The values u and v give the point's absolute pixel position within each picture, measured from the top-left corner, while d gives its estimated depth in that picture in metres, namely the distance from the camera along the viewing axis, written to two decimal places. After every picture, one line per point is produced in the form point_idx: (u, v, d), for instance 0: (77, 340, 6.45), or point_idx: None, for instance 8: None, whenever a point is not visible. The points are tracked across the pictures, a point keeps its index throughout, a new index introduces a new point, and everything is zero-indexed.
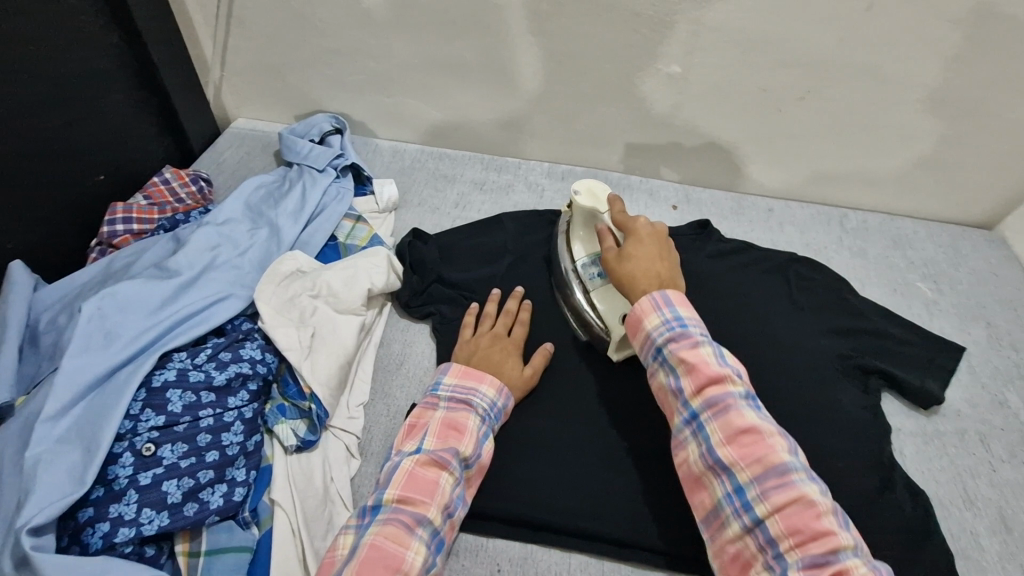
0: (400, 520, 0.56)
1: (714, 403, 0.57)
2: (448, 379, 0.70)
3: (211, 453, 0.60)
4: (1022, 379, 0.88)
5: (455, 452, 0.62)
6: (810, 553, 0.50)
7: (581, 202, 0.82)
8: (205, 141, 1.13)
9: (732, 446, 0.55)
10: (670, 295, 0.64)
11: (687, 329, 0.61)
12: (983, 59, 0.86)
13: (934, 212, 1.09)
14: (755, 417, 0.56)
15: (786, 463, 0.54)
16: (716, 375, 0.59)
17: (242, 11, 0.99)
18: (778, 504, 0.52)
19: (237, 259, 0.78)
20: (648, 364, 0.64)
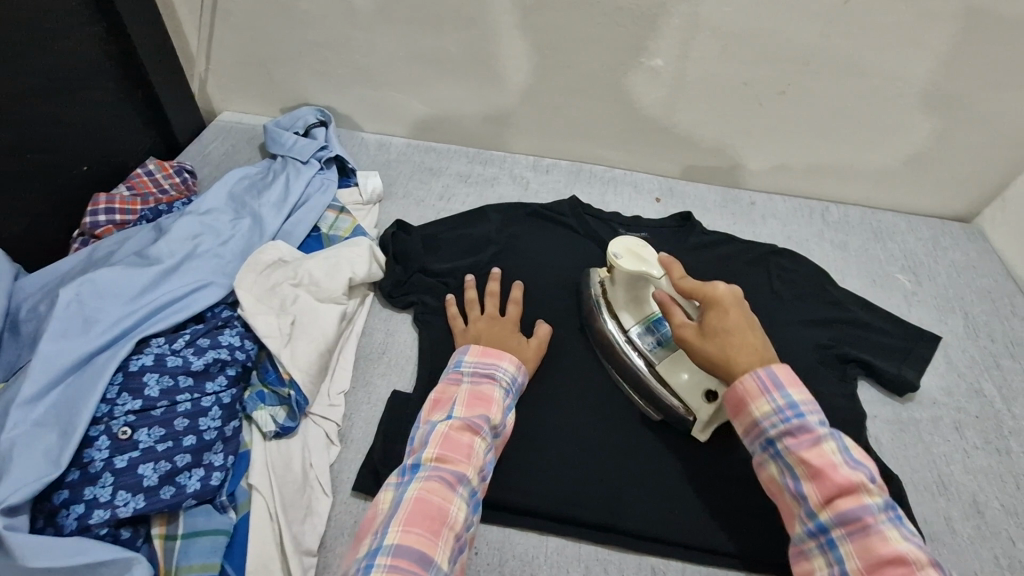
0: (441, 476, 0.56)
1: (816, 472, 0.55)
2: (469, 356, 0.70)
3: (188, 437, 0.61)
4: (998, 370, 0.89)
5: (486, 419, 0.63)
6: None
7: (623, 265, 0.73)
8: (190, 134, 1.13)
9: (833, 513, 0.54)
10: (778, 375, 0.60)
11: (801, 417, 0.58)
12: (960, 53, 0.87)
13: (916, 205, 1.10)
14: (860, 483, 0.54)
15: (896, 538, 0.52)
16: (818, 443, 0.56)
17: (229, 6, 1.00)
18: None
19: (218, 248, 0.78)
20: (752, 445, 0.61)
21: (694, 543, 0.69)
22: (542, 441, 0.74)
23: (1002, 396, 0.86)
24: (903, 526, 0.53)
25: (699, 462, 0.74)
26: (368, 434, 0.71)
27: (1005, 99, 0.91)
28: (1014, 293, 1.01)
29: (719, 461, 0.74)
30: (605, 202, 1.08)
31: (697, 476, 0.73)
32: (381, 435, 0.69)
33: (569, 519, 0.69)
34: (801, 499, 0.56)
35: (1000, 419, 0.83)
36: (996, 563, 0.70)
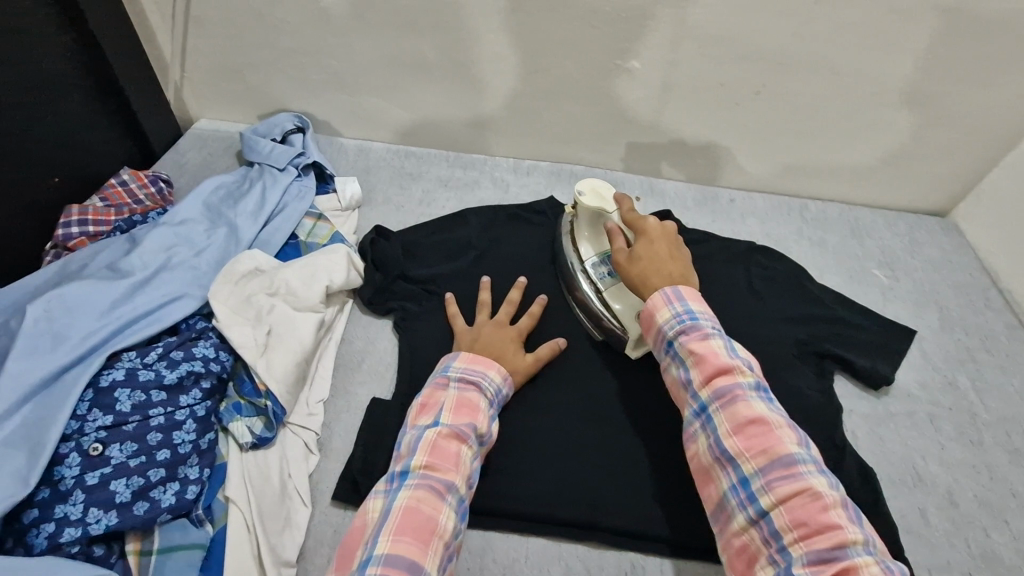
0: (430, 485, 0.56)
1: (699, 359, 0.61)
2: (457, 362, 0.69)
3: (162, 451, 0.60)
4: (973, 363, 0.90)
5: (473, 427, 0.62)
6: (774, 475, 0.53)
7: (586, 202, 0.82)
8: (166, 142, 1.12)
9: (710, 391, 0.59)
10: (681, 290, 0.66)
11: (694, 319, 0.63)
12: (930, 52, 0.89)
13: (893, 200, 1.12)
14: (737, 366, 0.60)
15: (763, 408, 0.57)
16: (704, 337, 0.62)
17: (202, 13, 0.99)
18: (747, 434, 0.55)
19: (192, 258, 0.78)
20: (655, 349, 0.66)
21: (673, 541, 0.69)
22: (522, 443, 0.74)
23: (977, 388, 0.87)
24: (770, 402, 0.58)
25: (677, 461, 0.75)
26: (347, 442, 0.70)
27: (975, 96, 0.93)
28: (987, 287, 1.02)
29: None
30: None
31: (676, 475, 0.73)
32: (359, 444, 0.69)
33: (549, 521, 0.70)
34: (688, 384, 0.62)
35: (974, 412, 0.84)
36: (969, 554, 0.71)
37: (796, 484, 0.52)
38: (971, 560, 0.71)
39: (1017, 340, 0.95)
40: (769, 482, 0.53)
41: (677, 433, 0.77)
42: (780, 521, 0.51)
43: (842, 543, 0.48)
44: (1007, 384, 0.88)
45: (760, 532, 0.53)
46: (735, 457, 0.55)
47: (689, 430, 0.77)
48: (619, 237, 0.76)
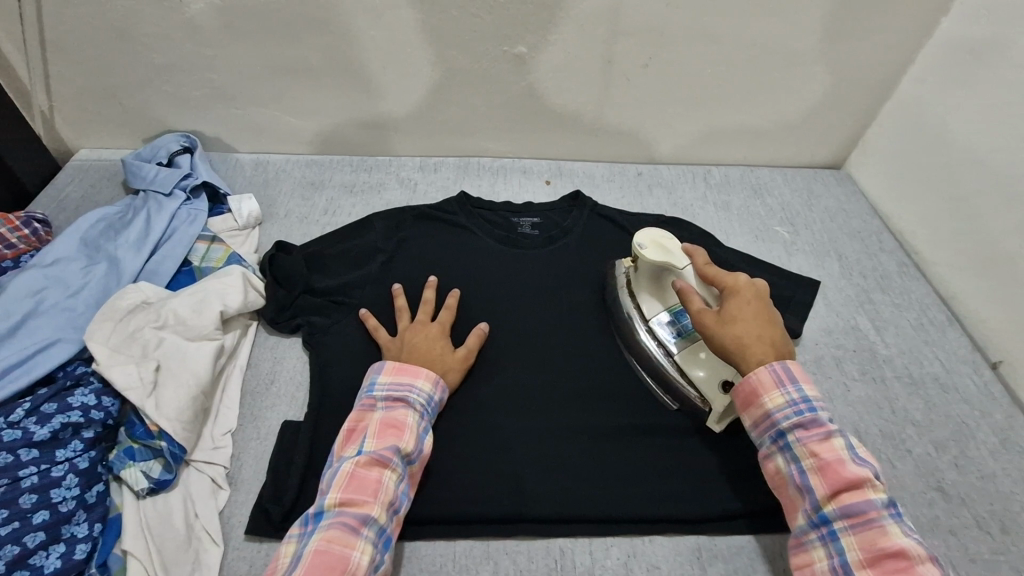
0: (343, 522, 0.55)
1: (821, 465, 0.59)
2: (382, 378, 0.67)
3: (40, 513, 0.57)
4: (871, 305, 0.95)
5: (396, 449, 0.61)
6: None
7: (650, 256, 0.77)
8: (42, 179, 1.05)
9: (837, 505, 0.58)
10: (792, 369, 0.64)
11: (814, 412, 0.61)
12: (799, 12, 0.92)
13: (791, 157, 1.16)
14: (867, 480, 0.58)
15: (899, 532, 0.56)
16: (827, 437, 0.60)
17: (56, 36, 0.91)
18: (882, 566, 0.55)
19: (66, 302, 0.74)
20: (759, 437, 0.64)
21: (599, 517, 0.71)
22: (444, 442, 0.74)
23: (876, 328, 0.92)
24: (903, 522, 0.57)
25: (599, 438, 0.75)
26: (259, 471, 0.68)
27: (844, 52, 0.98)
28: (880, 230, 1.08)
29: (618, 431, 0.76)
30: (495, 193, 1.08)
31: (597, 451, 0.74)
32: (271, 472, 0.66)
33: (475, 519, 0.69)
34: (805, 489, 0.60)
35: (875, 350, 0.89)
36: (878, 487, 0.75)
37: None
38: None
39: (909, 277, 1.01)
40: None
41: (599, 410, 0.77)
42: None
43: None
44: (903, 320, 0.94)
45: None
46: None
47: (610, 405, 0.78)
48: (695, 297, 0.72)
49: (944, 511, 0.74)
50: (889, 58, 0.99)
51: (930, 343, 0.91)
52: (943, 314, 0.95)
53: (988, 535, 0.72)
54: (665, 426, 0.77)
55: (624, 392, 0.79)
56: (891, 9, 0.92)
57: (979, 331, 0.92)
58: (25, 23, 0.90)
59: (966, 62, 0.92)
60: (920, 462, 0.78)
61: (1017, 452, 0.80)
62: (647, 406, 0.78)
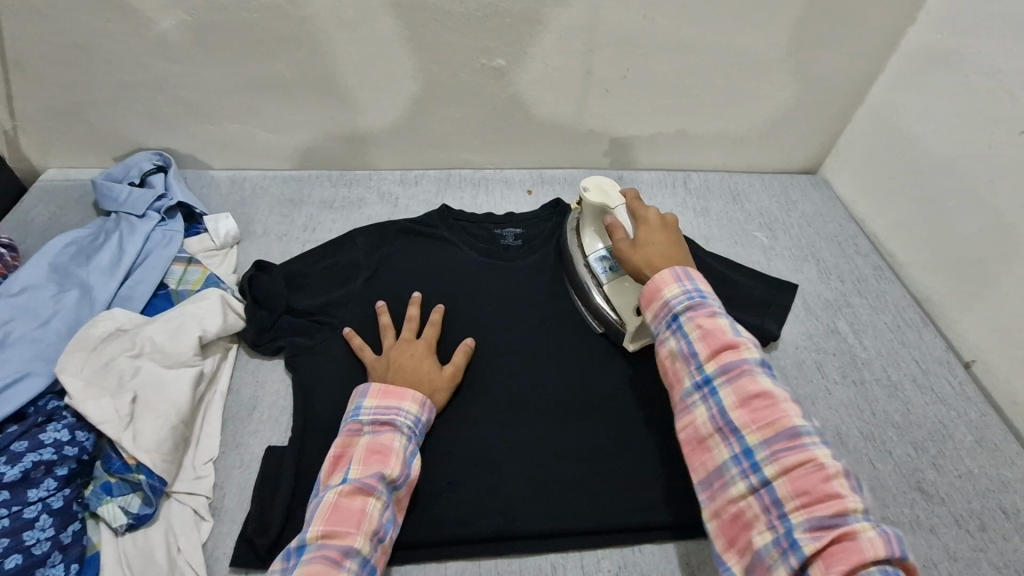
0: (325, 555, 0.54)
1: (706, 333, 0.60)
2: (367, 402, 0.66)
3: (12, 557, 0.55)
4: (849, 307, 0.97)
5: (381, 476, 0.60)
6: (778, 446, 0.53)
7: (590, 198, 0.83)
8: (8, 201, 1.01)
9: (742, 408, 0.56)
10: (689, 271, 0.65)
11: (703, 296, 0.62)
12: (771, 22, 0.94)
13: (767, 163, 1.18)
14: (744, 344, 0.59)
15: (768, 381, 0.57)
16: (713, 316, 0.61)
17: (19, 55, 0.89)
18: (753, 408, 0.55)
19: (36, 331, 0.71)
20: (656, 325, 0.64)
21: (590, 530, 0.70)
22: (432, 460, 0.73)
23: (854, 330, 0.94)
24: (812, 425, 0.55)
25: (589, 453, 0.75)
26: (242, 500, 0.66)
27: (816, 60, 1.00)
28: (855, 233, 1.10)
29: (606, 442, 0.76)
30: (477, 205, 1.07)
31: (586, 464, 0.74)
32: (255, 501, 0.65)
33: (464, 539, 0.69)
34: (711, 397, 0.58)
35: (854, 353, 0.91)
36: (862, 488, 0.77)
37: (839, 529, 0.48)
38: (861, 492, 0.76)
39: (885, 279, 1.03)
40: (813, 525, 0.49)
41: (586, 423, 0.77)
42: (782, 488, 0.52)
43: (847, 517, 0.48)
44: (880, 322, 0.96)
45: (760, 501, 0.53)
46: (779, 497, 0.52)
47: (596, 416, 0.78)
48: (620, 230, 0.76)
49: (924, 510, 0.75)
50: (859, 65, 1.01)
51: (906, 344, 0.93)
52: (918, 315, 0.98)
53: (967, 533, 0.74)
54: (653, 436, 0.77)
55: (611, 403, 0.79)
56: (860, 19, 0.95)
57: (953, 331, 0.95)
58: None
59: (933, 71, 0.94)
60: (900, 463, 0.79)
61: (992, 450, 0.82)
62: (634, 417, 0.78)
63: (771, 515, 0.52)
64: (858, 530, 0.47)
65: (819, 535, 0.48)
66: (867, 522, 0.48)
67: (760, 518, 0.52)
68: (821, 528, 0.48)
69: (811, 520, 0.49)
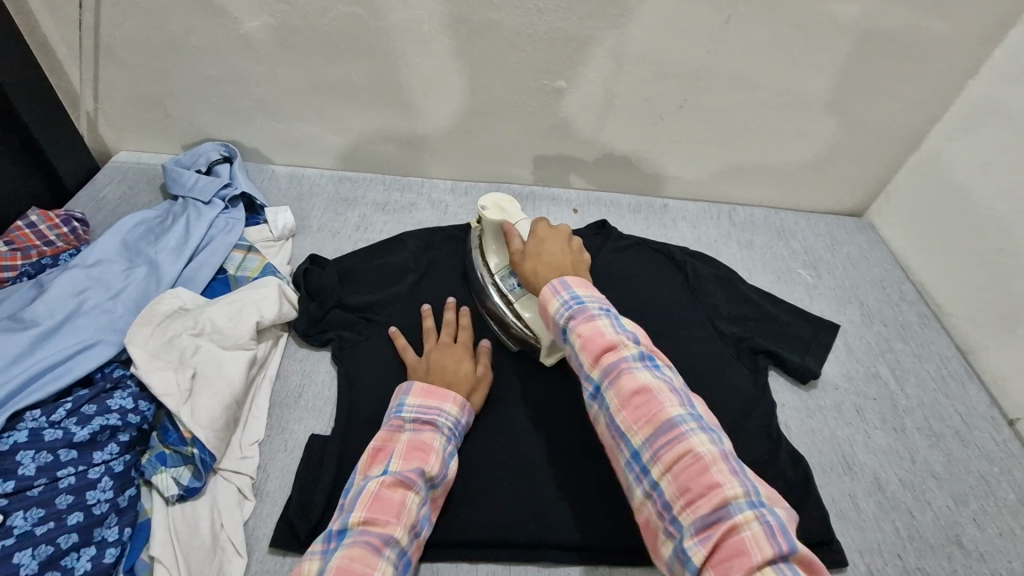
0: (366, 541, 0.54)
1: (585, 340, 0.59)
2: (410, 399, 0.68)
3: (74, 514, 0.57)
4: (891, 353, 0.96)
5: (421, 472, 0.61)
6: (660, 444, 0.53)
7: (488, 216, 0.81)
8: (82, 178, 1.07)
9: (625, 410, 0.55)
10: (570, 279, 0.64)
11: (581, 302, 0.62)
12: (833, 65, 0.95)
13: (815, 203, 1.18)
14: (622, 341, 0.58)
15: (647, 376, 0.56)
16: (593, 320, 0.60)
17: (112, 43, 0.94)
18: (635, 406, 0.55)
19: (107, 302, 0.75)
20: (557, 339, 0.64)
21: (621, 548, 0.70)
22: (468, 462, 0.74)
23: (897, 377, 0.93)
24: (694, 414, 0.54)
25: None
26: (285, 483, 0.68)
27: (873, 105, 1.01)
28: (901, 279, 1.10)
29: None
30: None
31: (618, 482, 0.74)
32: (298, 486, 0.67)
33: (495, 542, 0.69)
34: (602, 406, 0.58)
35: (895, 400, 0.89)
36: (900, 535, 0.75)
37: (719, 524, 0.47)
38: (898, 539, 0.75)
39: (929, 328, 1.02)
40: (696, 523, 0.48)
41: None
42: (669, 489, 0.51)
43: (723, 505, 0.48)
44: (923, 371, 0.94)
45: (654, 506, 0.53)
46: (670, 501, 0.51)
47: None
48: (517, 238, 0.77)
49: (962, 565, 0.74)
50: (915, 113, 1.02)
51: (950, 396, 0.91)
52: (963, 367, 0.96)
53: None
54: None
55: None
56: (922, 69, 0.96)
57: (999, 386, 0.93)
58: (82, 30, 0.93)
59: (993, 123, 0.94)
60: (938, 514, 0.78)
61: None
62: None
63: (666, 521, 0.52)
64: (740, 522, 0.47)
65: (703, 537, 0.47)
66: (750, 511, 0.47)
67: (660, 526, 0.52)
68: (706, 527, 0.48)
69: (695, 521, 0.48)
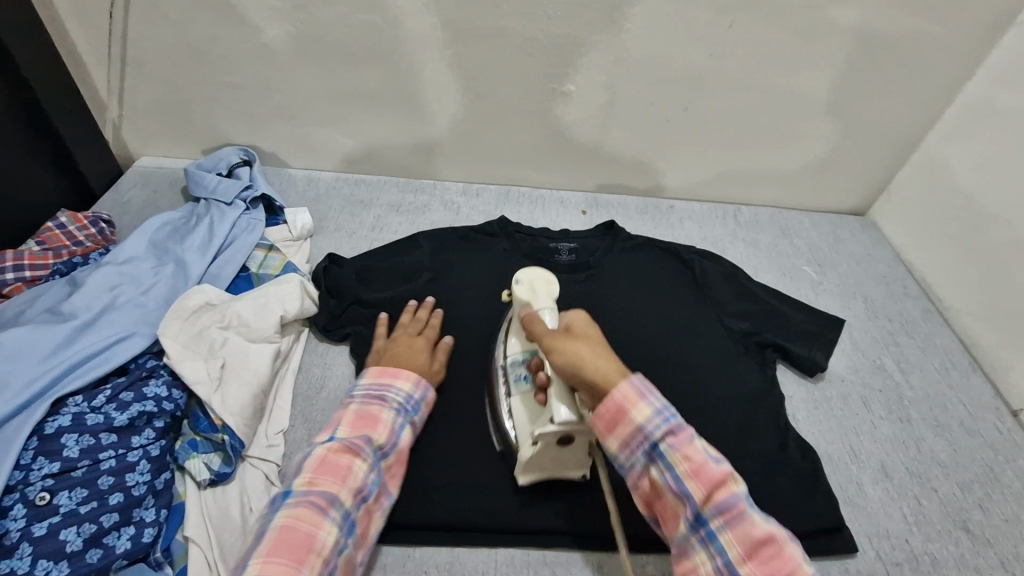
0: (310, 501, 0.58)
1: (676, 440, 0.57)
2: (363, 380, 0.71)
3: (115, 495, 0.60)
4: (895, 347, 0.98)
5: (368, 440, 0.64)
6: (758, 550, 0.53)
7: (519, 292, 0.78)
8: (106, 182, 1.10)
9: (713, 507, 0.55)
10: (646, 381, 0.59)
11: (677, 416, 0.58)
12: (834, 67, 0.98)
13: (817, 202, 1.21)
14: (701, 439, 0.57)
15: (729, 474, 0.56)
16: (672, 418, 0.57)
17: (138, 52, 0.98)
18: (727, 511, 0.54)
19: (139, 298, 0.78)
20: (620, 446, 0.59)
21: (636, 532, 0.72)
22: (486, 451, 0.76)
23: (901, 369, 0.95)
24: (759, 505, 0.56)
25: None
26: None
27: (874, 106, 1.03)
28: (903, 276, 1.12)
29: None
30: (534, 220, 1.12)
31: None
32: None
33: (514, 527, 0.71)
34: (682, 495, 0.56)
35: (900, 391, 0.92)
36: (907, 521, 0.77)
37: None
38: (905, 525, 0.77)
39: (932, 323, 1.04)
40: None
41: None
42: None
43: None
44: (927, 364, 0.96)
45: None
46: None
47: None
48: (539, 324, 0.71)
49: (969, 549, 0.75)
50: (915, 114, 1.04)
51: (952, 388, 0.93)
52: (966, 360, 0.98)
53: None
54: None
55: None
56: (920, 71, 0.98)
57: (1002, 378, 0.95)
58: (111, 39, 0.97)
59: (989, 122, 0.97)
60: (944, 501, 0.80)
61: None
62: None
63: None
64: None
65: None
66: None
67: None
68: None
69: None
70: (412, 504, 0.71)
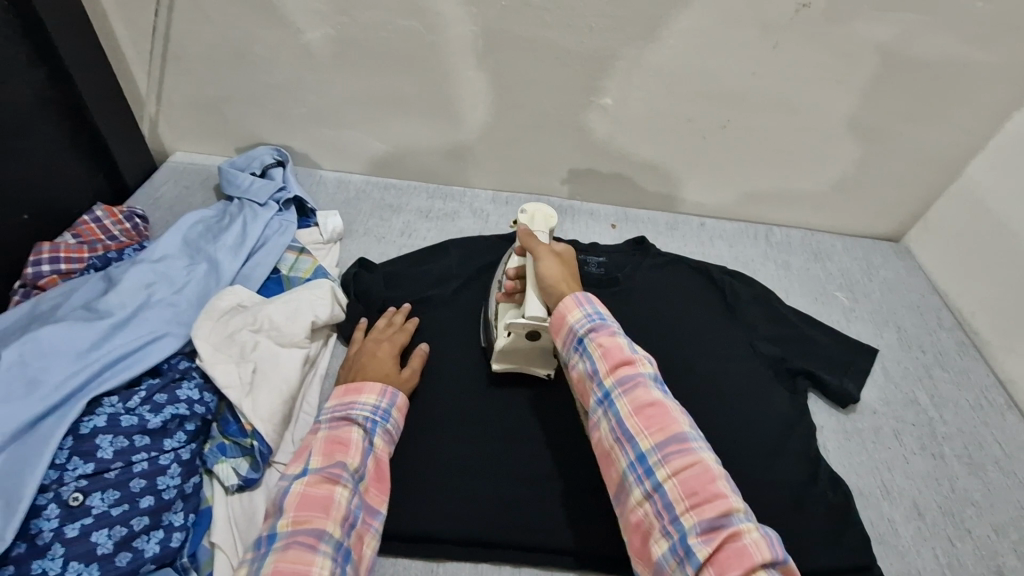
0: (299, 539, 0.56)
1: (606, 350, 0.61)
2: (329, 403, 0.70)
3: (146, 498, 0.60)
4: (929, 380, 0.96)
5: (344, 465, 0.63)
6: (669, 450, 0.55)
7: (523, 218, 0.82)
8: (141, 177, 1.11)
9: (634, 408, 0.58)
10: (590, 296, 0.67)
11: (605, 320, 0.64)
12: (879, 91, 0.96)
13: (851, 226, 1.19)
14: (639, 358, 0.61)
15: (659, 393, 0.59)
16: (612, 334, 0.62)
17: (179, 49, 0.99)
18: (646, 416, 0.57)
19: (172, 297, 0.78)
20: (564, 350, 0.65)
21: None
22: (511, 468, 0.75)
23: (935, 404, 0.93)
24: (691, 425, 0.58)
25: None
26: None
27: (917, 132, 1.01)
28: (938, 307, 1.09)
29: None
30: (563, 232, 1.12)
31: None
32: None
33: (538, 549, 0.70)
34: (606, 406, 0.59)
35: (934, 426, 0.89)
36: (941, 562, 0.75)
37: (725, 526, 0.51)
38: (938, 567, 0.75)
39: (968, 356, 1.01)
40: (702, 525, 0.51)
41: None
42: (674, 493, 0.53)
43: (727, 512, 0.51)
44: (961, 399, 0.94)
45: (653, 506, 0.54)
46: (670, 500, 0.53)
47: None
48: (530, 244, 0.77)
49: None
50: (959, 142, 1.02)
51: (989, 426, 0.91)
52: (1002, 398, 0.96)
53: None
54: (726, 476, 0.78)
55: None
56: (967, 98, 0.96)
57: None
58: (154, 36, 0.98)
59: None
60: (979, 544, 0.77)
61: None
62: None
63: (664, 522, 0.53)
64: (744, 531, 0.50)
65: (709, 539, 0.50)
66: (751, 524, 0.51)
67: (656, 525, 0.54)
68: (711, 530, 0.51)
69: (701, 522, 0.51)
70: (436, 518, 0.71)
